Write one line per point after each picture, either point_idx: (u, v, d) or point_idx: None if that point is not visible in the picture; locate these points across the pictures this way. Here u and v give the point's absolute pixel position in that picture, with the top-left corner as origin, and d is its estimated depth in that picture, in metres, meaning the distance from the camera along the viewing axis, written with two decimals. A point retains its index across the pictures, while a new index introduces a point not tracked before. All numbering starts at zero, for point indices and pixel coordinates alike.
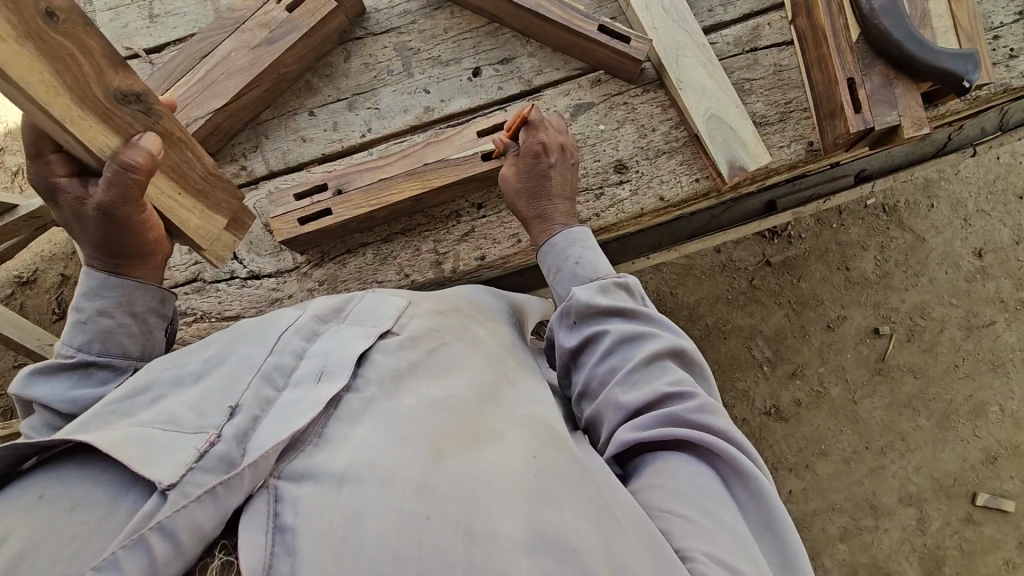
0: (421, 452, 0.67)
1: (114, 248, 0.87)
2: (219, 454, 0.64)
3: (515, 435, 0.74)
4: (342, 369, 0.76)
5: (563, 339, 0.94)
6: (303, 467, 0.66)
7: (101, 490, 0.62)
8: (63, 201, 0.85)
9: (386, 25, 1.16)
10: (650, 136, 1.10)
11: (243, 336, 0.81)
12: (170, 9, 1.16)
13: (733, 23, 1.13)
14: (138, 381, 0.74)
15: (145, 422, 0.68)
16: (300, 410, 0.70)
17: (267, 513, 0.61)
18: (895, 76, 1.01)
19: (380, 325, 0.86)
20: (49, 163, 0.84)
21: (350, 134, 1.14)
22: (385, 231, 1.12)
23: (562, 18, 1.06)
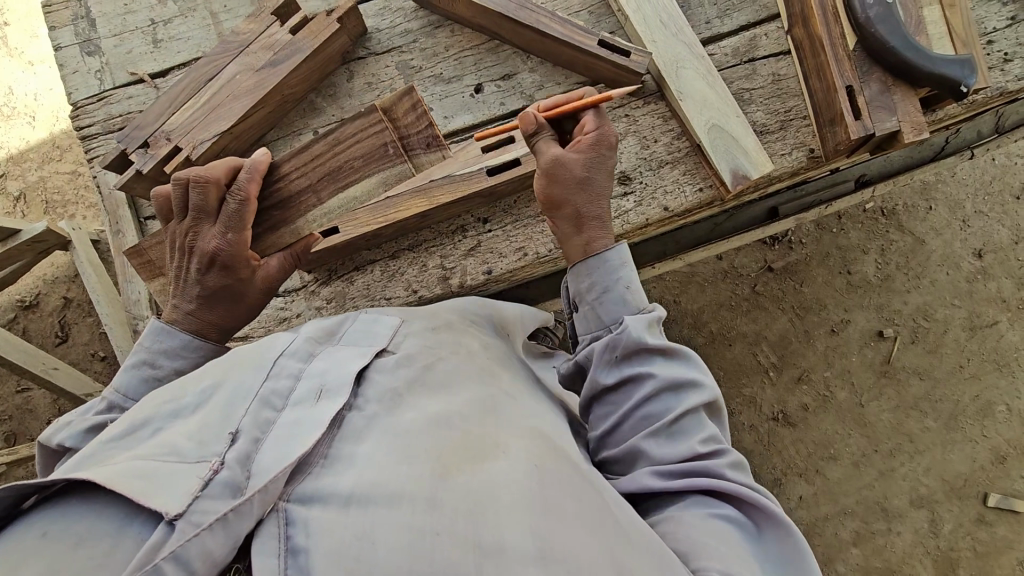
0: (428, 470, 0.67)
1: (233, 314, 0.97)
2: (224, 480, 0.63)
3: (519, 445, 0.74)
4: (341, 388, 0.76)
5: (601, 370, 0.91)
6: (312, 488, 0.66)
7: (105, 524, 0.62)
8: (233, 271, 0.93)
9: (388, 44, 1.16)
10: (652, 146, 1.11)
11: (237, 360, 0.80)
12: (173, 33, 1.17)
13: (730, 35, 1.15)
14: (135, 415, 0.74)
15: (145, 454, 0.67)
16: (303, 430, 0.70)
17: (279, 537, 0.61)
18: (892, 82, 1.02)
19: (376, 345, 0.87)
20: (240, 240, 0.93)
21: None
22: (392, 247, 1.12)
23: (563, 34, 1.06)
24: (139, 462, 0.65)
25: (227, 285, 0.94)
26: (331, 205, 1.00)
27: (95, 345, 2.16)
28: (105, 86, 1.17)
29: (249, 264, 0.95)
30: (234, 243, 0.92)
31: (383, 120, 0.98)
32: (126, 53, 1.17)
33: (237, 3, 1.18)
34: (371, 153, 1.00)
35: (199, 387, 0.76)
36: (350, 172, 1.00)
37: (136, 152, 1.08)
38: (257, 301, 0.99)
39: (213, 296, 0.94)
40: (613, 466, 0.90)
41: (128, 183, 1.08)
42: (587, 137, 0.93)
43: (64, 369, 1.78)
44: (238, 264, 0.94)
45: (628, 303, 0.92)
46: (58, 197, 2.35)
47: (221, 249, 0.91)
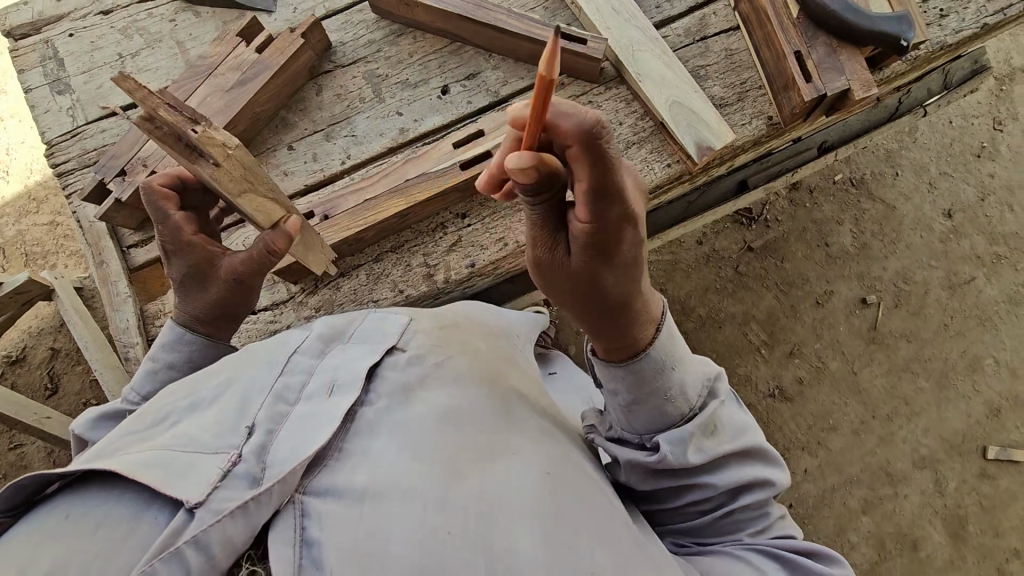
0: (439, 467, 0.73)
1: (213, 304, 1.01)
2: (241, 472, 0.68)
3: (527, 449, 0.81)
4: (353, 383, 0.81)
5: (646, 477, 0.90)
6: (327, 483, 0.71)
7: (124, 508, 0.65)
8: (188, 259, 0.99)
9: (353, 56, 1.19)
10: (618, 130, 1.15)
11: (249, 360, 0.86)
12: (141, 64, 1.19)
13: (680, 16, 1.20)
14: (153, 410, 0.78)
15: (166, 444, 0.71)
16: (320, 423, 0.75)
17: (296, 528, 0.66)
18: (838, 44, 1.07)
19: (388, 341, 0.90)
20: (175, 225, 0.99)
21: (330, 163, 1.15)
22: (374, 251, 1.14)
23: (520, 28, 1.11)
24: (159, 452, 0.69)
25: (186, 269, 0.99)
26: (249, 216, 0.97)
27: (86, 393, 2.13)
28: (78, 122, 1.18)
29: (196, 247, 1.00)
30: (169, 232, 0.99)
31: (160, 129, 0.85)
32: (96, 88, 1.19)
33: (202, 30, 1.20)
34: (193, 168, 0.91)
35: (214, 385, 0.81)
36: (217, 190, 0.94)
37: (113, 180, 1.09)
38: (219, 291, 1.00)
39: (184, 285, 1.01)
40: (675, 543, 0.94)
41: (107, 213, 1.09)
42: (581, 181, 0.66)
43: (59, 418, 1.77)
44: (183, 250, 0.99)
45: (668, 415, 0.85)
46: (38, 248, 2.33)
47: (165, 239, 0.99)
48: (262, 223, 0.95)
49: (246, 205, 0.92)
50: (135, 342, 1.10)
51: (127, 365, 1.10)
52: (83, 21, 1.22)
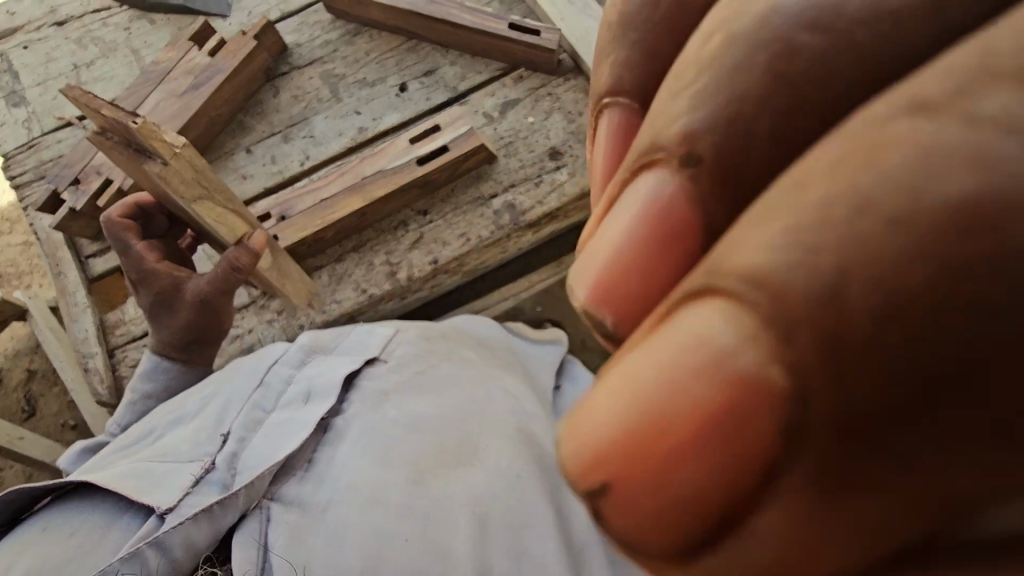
0: (404, 474, 0.73)
1: (184, 330, 1.00)
2: (212, 480, 0.78)
3: (501, 454, 0.80)
4: (328, 392, 0.88)
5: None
6: (292, 493, 0.76)
7: (99, 515, 0.75)
8: (157, 288, 0.99)
9: (310, 57, 1.18)
10: (579, 120, 1.14)
11: (232, 372, 0.95)
12: (96, 73, 1.18)
13: None
14: (148, 428, 0.91)
15: (154, 456, 0.83)
16: (291, 429, 0.83)
17: (258, 532, 0.72)
18: None
19: (368, 353, 0.95)
20: (137, 254, 0.98)
21: (289, 165, 1.14)
22: (336, 251, 1.12)
23: (473, 22, 1.11)
24: (144, 464, 0.81)
25: (153, 297, 0.99)
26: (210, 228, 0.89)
27: (65, 414, 2.07)
28: (34, 134, 1.17)
29: (161, 275, 0.99)
30: (135, 262, 0.98)
31: (110, 137, 0.76)
32: (53, 99, 1.18)
33: (156, 36, 1.19)
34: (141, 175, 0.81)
35: (198, 401, 0.92)
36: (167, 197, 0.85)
37: (66, 190, 1.07)
38: (187, 315, 0.99)
39: (153, 313, 1.01)
40: None
41: (62, 223, 1.07)
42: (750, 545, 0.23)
43: (32, 439, 1.72)
44: (149, 278, 0.99)
45: None
46: (12, 269, 2.31)
47: (131, 269, 0.99)
48: (226, 238, 0.91)
49: (201, 210, 0.84)
50: (96, 351, 1.08)
51: (86, 375, 1.08)
52: (38, 33, 1.21)
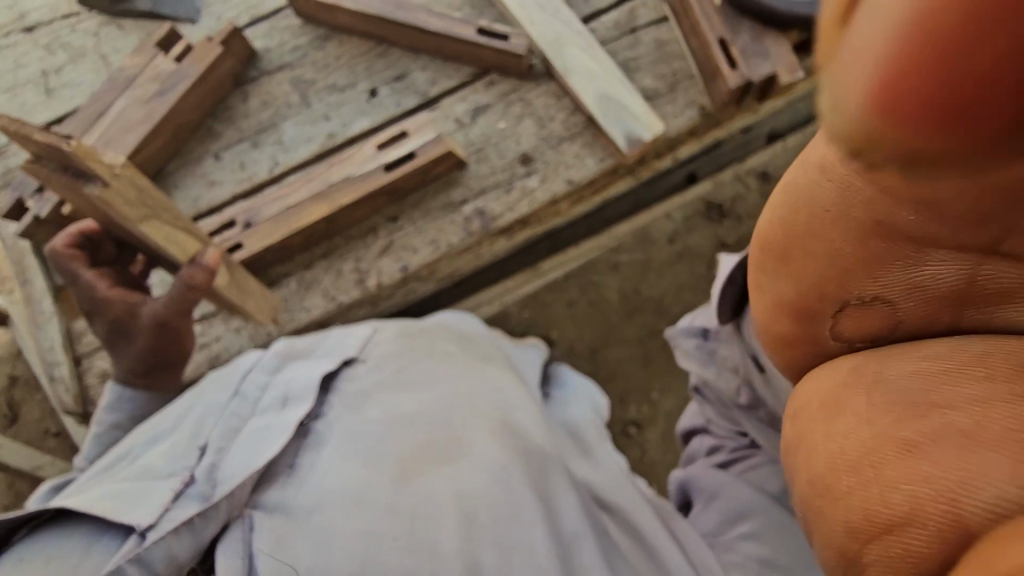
0: (388, 475, 0.72)
1: (146, 357, 0.98)
2: (192, 493, 0.74)
3: (491, 445, 0.78)
4: (306, 393, 0.83)
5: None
6: (275, 497, 0.73)
7: (77, 542, 0.70)
8: (111, 317, 0.97)
9: (279, 62, 1.18)
10: (550, 125, 1.13)
11: (209, 383, 0.90)
12: (64, 80, 1.17)
13: (610, 9, 1.17)
14: (125, 449, 0.86)
15: (128, 476, 0.78)
16: (271, 435, 0.78)
17: (241, 541, 0.70)
18: (763, 30, 1.06)
19: (345, 353, 0.90)
20: (88, 284, 0.97)
21: (257, 171, 1.13)
22: (306, 258, 1.11)
23: (441, 27, 1.11)
24: (118, 485, 0.76)
25: (110, 325, 0.98)
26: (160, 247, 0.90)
27: (47, 421, 2.04)
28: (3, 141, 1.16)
29: (113, 303, 0.97)
30: (88, 291, 0.97)
31: (46, 165, 0.76)
32: (20, 105, 1.17)
33: (124, 42, 1.18)
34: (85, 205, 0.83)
35: (175, 415, 0.87)
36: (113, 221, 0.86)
37: (31, 198, 1.06)
38: (143, 341, 0.97)
39: (112, 342, 0.99)
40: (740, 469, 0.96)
41: (27, 230, 1.06)
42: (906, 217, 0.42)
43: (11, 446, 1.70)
44: (102, 306, 0.97)
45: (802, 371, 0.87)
46: None
47: (85, 299, 0.97)
48: (179, 258, 0.92)
49: (147, 229, 0.86)
50: (61, 359, 1.07)
51: (53, 382, 1.08)
52: (6, 39, 1.20)
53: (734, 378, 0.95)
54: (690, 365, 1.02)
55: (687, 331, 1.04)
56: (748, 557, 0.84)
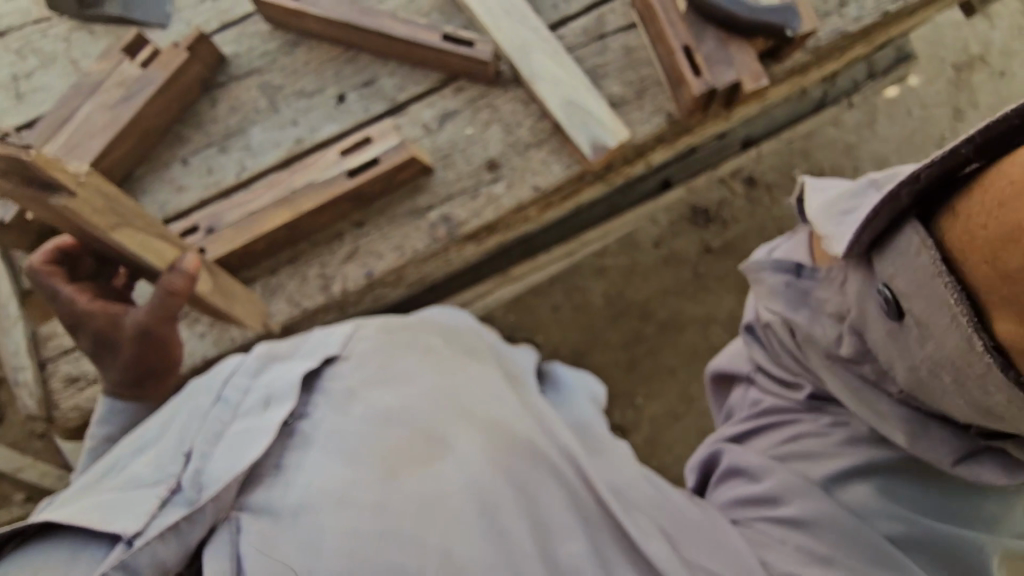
0: (373, 473, 0.75)
1: (137, 365, 0.99)
2: (180, 497, 0.74)
3: (471, 443, 0.81)
4: (287, 394, 0.84)
5: (847, 437, 0.92)
6: (264, 499, 0.75)
7: (61, 553, 0.70)
8: (96, 331, 0.97)
9: (248, 68, 1.18)
10: (517, 132, 1.13)
11: (192, 388, 0.90)
12: (34, 84, 1.18)
13: (578, 15, 1.17)
14: (108, 461, 0.85)
15: (115, 486, 0.77)
16: (256, 437, 0.79)
17: (231, 543, 0.71)
18: (728, 37, 1.06)
19: (328, 350, 0.92)
20: (67, 298, 0.96)
21: (224, 177, 1.13)
22: (271, 263, 1.11)
23: (406, 34, 1.11)
24: (102, 497, 0.75)
25: (95, 339, 0.98)
26: (131, 253, 0.90)
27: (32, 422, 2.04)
28: None
29: (99, 316, 0.97)
30: (70, 307, 0.97)
31: (8, 180, 0.77)
32: None
33: (94, 47, 1.19)
34: (51, 215, 0.82)
35: (157, 426, 0.87)
36: (80, 231, 0.86)
37: None
38: (131, 349, 0.98)
39: (99, 355, 0.99)
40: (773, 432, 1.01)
41: None
42: None
43: None
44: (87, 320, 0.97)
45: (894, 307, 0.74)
46: None
47: (68, 315, 0.97)
48: (157, 266, 0.94)
49: (113, 236, 0.86)
50: (26, 364, 1.08)
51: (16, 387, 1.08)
52: None
53: (837, 326, 0.85)
54: (778, 305, 0.94)
55: (776, 267, 0.97)
56: (770, 533, 0.90)
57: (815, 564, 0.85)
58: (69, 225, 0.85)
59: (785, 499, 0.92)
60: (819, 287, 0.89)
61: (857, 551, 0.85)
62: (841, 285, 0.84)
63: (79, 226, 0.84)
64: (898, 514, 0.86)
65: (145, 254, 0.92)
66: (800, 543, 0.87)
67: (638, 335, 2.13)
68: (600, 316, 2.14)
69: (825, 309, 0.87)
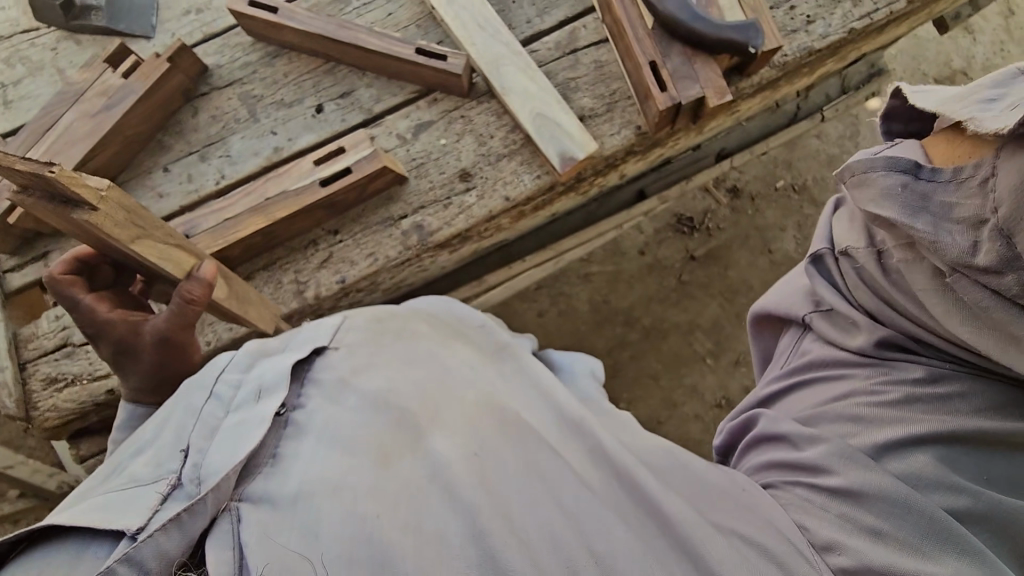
0: (368, 460, 0.75)
1: (156, 372, 0.98)
2: (182, 491, 0.73)
3: (463, 430, 0.82)
4: (278, 384, 0.84)
5: (904, 396, 0.83)
6: (261, 489, 0.74)
7: (64, 555, 0.68)
8: (117, 340, 0.96)
9: (229, 78, 1.21)
10: (489, 143, 1.16)
11: (186, 385, 0.89)
12: (21, 92, 1.21)
13: (551, 31, 1.20)
14: (107, 465, 0.82)
15: (116, 486, 0.75)
16: (251, 428, 0.78)
17: (232, 532, 0.69)
18: (693, 53, 1.09)
19: (318, 341, 0.92)
20: (87, 308, 0.95)
21: (205, 184, 1.16)
22: (247, 268, 1.14)
23: (381, 47, 1.14)
24: (102, 498, 0.73)
25: (115, 348, 0.96)
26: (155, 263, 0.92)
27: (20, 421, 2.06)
28: None
29: (120, 326, 0.96)
30: (90, 318, 0.95)
31: (32, 194, 0.81)
32: None
33: (81, 58, 1.22)
34: (77, 229, 0.86)
35: (151, 426, 0.84)
36: (105, 243, 0.89)
37: None
38: (153, 357, 0.97)
39: (119, 364, 0.98)
40: (825, 385, 0.93)
41: None
42: None
43: None
44: (107, 329, 0.96)
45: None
46: None
47: (87, 325, 0.96)
48: (173, 273, 0.94)
49: (135, 247, 0.88)
50: (5, 365, 1.10)
51: None
52: None
53: (972, 233, 0.69)
54: (889, 210, 0.76)
55: (890, 166, 0.77)
56: (805, 497, 0.86)
57: (863, 535, 0.78)
58: (94, 238, 0.88)
59: (832, 467, 0.83)
60: (942, 191, 0.72)
61: (914, 525, 0.76)
62: (981, 186, 0.68)
63: (102, 239, 0.87)
64: (961, 486, 0.77)
65: (166, 262, 0.93)
66: (849, 513, 0.80)
67: (623, 341, 2.15)
68: (585, 322, 2.16)
69: (952, 215, 0.71)
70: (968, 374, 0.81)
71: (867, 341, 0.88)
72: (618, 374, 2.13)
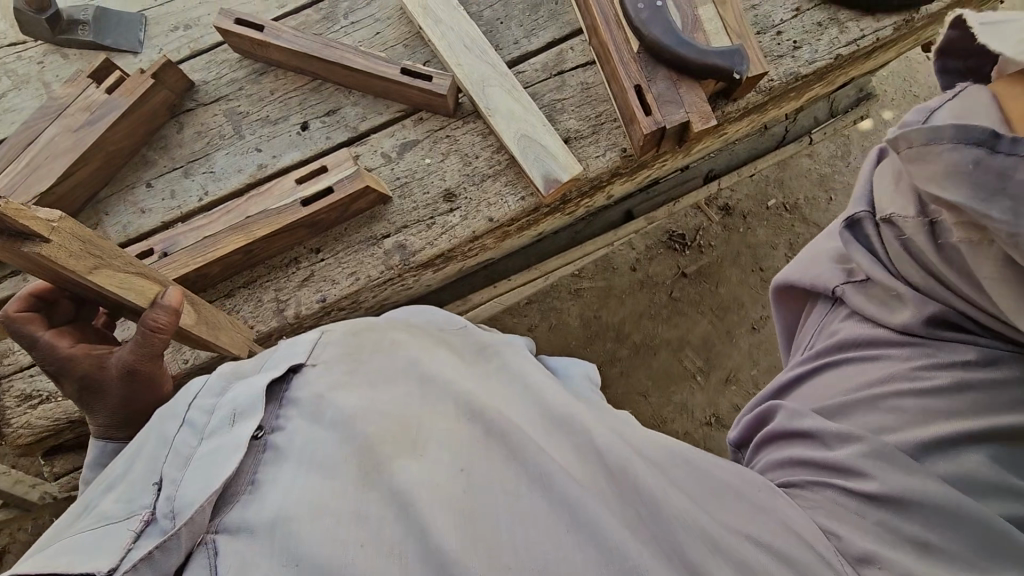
0: (348, 483, 0.73)
1: (124, 405, 0.95)
2: (156, 526, 0.71)
3: (445, 446, 0.78)
4: (252, 407, 0.82)
5: (951, 380, 0.79)
6: (237, 519, 0.71)
7: None
8: (80, 376, 0.94)
9: (215, 94, 1.21)
10: (474, 163, 1.15)
11: (160, 412, 0.87)
12: (6, 105, 1.20)
13: (538, 52, 1.21)
14: (80, 502, 0.81)
15: (88, 525, 0.74)
16: (224, 455, 0.76)
17: (208, 567, 0.67)
18: (678, 78, 1.09)
19: (295, 359, 0.90)
20: (47, 345, 0.93)
21: (188, 201, 1.16)
22: (227, 286, 1.13)
23: (366, 67, 1.14)
24: (72, 539, 0.72)
25: (79, 385, 0.94)
26: (116, 293, 0.91)
27: None
28: None
29: (82, 361, 0.94)
30: (52, 355, 0.93)
31: None
32: None
33: (68, 72, 1.22)
34: (31, 262, 0.84)
35: (124, 459, 0.82)
36: (61, 276, 0.88)
37: None
38: (120, 390, 0.94)
39: (84, 400, 0.95)
40: (857, 372, 0.87)
41: None
42: None
43: None
44: (69, 365, 0.93)
45: None
46: None
47: (48, 361, 0.94)
48: (138, 303, 0.93)
49: (94, 279, 0.87)
50: None
51: None
52: None
53: None
54: (957, 193, 0.67)
55: (960, 137, 0.66)
56: (830, 497, 0.79)
57: (908, 547, 0.72)
58: (50, 272, 0.87)
59: (867, 470, 0.77)
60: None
61: (961, 535, 0.71)
62: None
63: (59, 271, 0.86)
64: (1012, 487, 0.74)
65: (128, 292, 0.92)
66: (888, 520, 0.74)
67: (613, 358, 2.13)
68: (575, 338, 2.14)
69: None
70: (1013, 354, 0.78)
71: (914, 317, 0.83)
72: (608, 390, 2.11)
